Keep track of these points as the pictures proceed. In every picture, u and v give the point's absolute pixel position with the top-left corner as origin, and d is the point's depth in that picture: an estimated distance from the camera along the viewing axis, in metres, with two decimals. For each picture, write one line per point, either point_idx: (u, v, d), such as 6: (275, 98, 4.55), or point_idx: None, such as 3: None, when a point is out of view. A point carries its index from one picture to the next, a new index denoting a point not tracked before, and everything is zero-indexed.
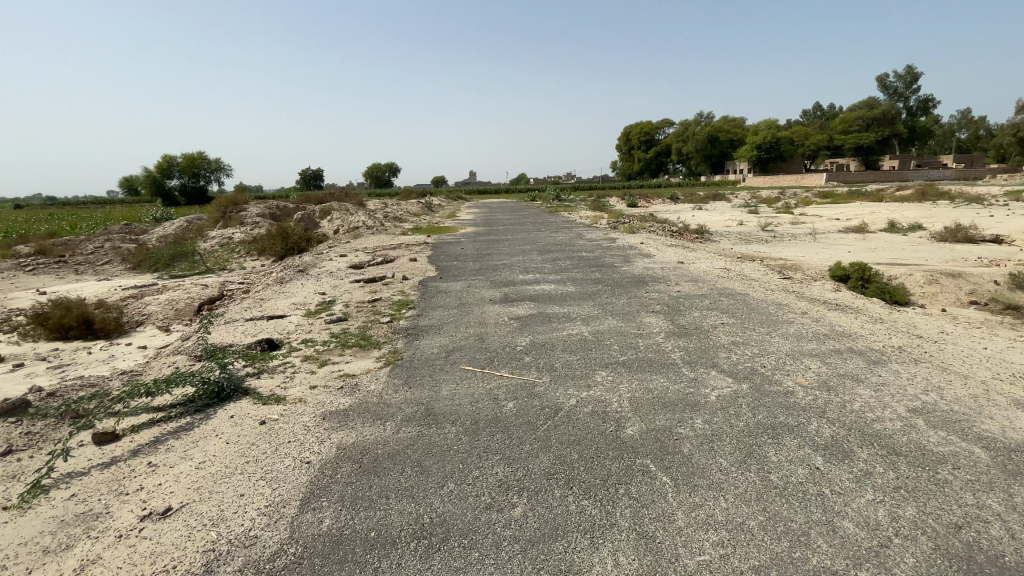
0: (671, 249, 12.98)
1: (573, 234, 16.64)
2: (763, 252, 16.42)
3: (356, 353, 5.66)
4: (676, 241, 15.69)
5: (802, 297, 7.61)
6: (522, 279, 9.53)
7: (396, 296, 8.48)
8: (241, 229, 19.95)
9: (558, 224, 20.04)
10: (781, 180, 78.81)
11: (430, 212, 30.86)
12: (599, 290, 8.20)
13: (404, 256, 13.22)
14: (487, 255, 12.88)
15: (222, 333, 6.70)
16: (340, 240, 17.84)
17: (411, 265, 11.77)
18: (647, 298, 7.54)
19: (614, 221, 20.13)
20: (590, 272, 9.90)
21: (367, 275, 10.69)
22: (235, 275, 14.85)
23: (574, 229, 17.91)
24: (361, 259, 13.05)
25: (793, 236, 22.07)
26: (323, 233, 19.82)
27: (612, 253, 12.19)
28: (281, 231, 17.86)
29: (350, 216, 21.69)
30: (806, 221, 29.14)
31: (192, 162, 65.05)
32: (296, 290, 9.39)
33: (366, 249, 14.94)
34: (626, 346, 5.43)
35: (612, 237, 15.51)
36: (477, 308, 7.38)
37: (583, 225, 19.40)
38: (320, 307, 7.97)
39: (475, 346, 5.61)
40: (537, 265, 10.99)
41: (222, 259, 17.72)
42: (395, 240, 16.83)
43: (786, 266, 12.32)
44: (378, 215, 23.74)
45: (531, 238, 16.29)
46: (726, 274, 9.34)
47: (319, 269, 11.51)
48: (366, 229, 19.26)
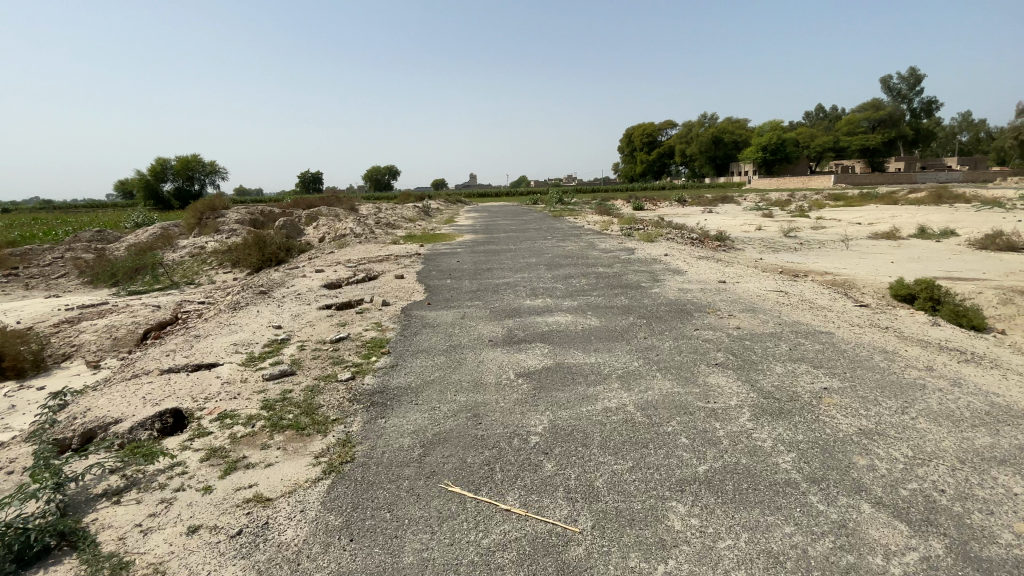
0: (704, 263, 11.07)
1: (584, 243, 14.73)
2: (798, 264, 14.50)
3: (288, 444, 3.76)
4: (701, 251, 13.77)
5: (905, 338, 5.68)
6: (532, 306, 7.60)
7: (369, 333, 6.56)
8: (215, 237, 18.08)
9: (565, 231, 18.12)
10: (789, 182, 76.94)
11: (427, 216, 29.05)
12: (633, 325, 6.27)
13: (390, 272, 11.30)
14: (487, 271, 10.96)
15: (119, 400, 4.84)
16: (323, 250, 15.97)
17: (395, 284, 9.84)
18: (700, 340, 5.62)
19: (628, 227, 18.17)
20: (615, 296, 7.95)
21: (340, 298, 8.77)
22: (199, 292, 12.99)
23: (584, 237, 15.99)
24: (339, 275, 11.13)
25: (821, 243, 20.14)
26: (306, 242, 17.97)
27: (635, 269, 10.27)
28: (257, 240, 15.98)
29: (338, 222, 19.81)
30: (830, 226, 27.15)
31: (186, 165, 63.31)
32: (245, 321, 7.48)
33: (349, 263, 13.03)
34: (701, 439, 3.52)
35: (630, 247, 13.61)
36: (473, 356, 5.43)
37: (593, 232, 17.50)
38: (267, 350, 6.09)
39: (467, 434, 3.67)
40: (547, 285, 9.05)
41: (191, 272, 15.87)
42: (383, 251, 14.91)
43: (839, 283, 10.41)
44: (369, 220, 21.86)
45: (537, 248, 14.36)
46: (787, 300, 7.41)
47: (286, 290, 9.62)
48: (353, 237, 17.39)
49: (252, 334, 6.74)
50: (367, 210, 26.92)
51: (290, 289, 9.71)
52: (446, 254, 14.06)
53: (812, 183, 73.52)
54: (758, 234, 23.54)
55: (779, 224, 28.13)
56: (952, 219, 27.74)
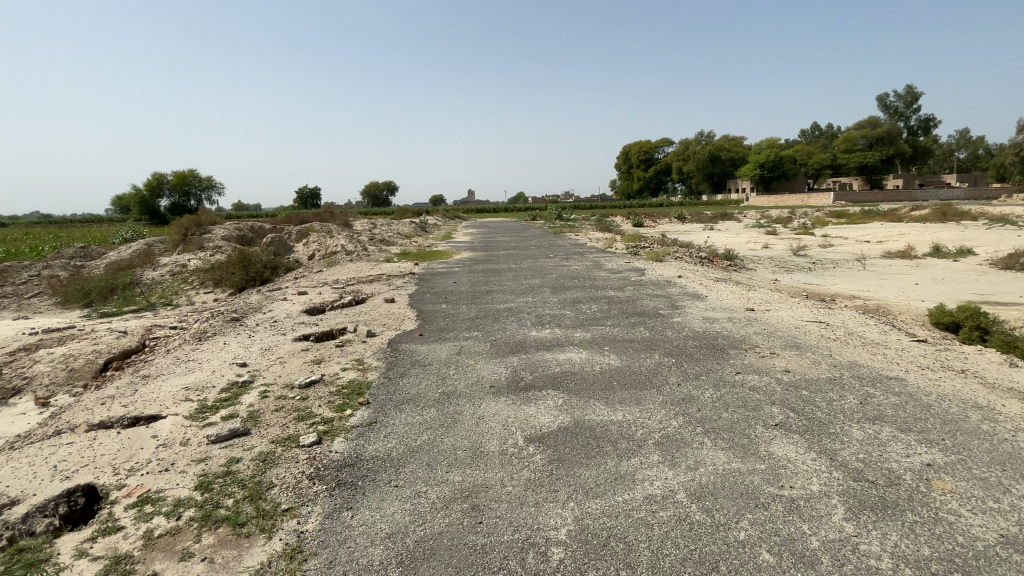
0: (723, 286, 10.16)
1: (589, 262, 13.80)
2: (817, 286, 13.59)
3: (218, 554, 2.74)
4: (716, 272, 12.87)
5: (991, 388, 4.73)
6: (540, 337, 6.59)
7: (348, 374, 5.53)
8: (198, 254, 17.06)
9: (568, 249, 17.24)
10: (787, 199, 76.75)
11: (423, 233, 28.19)
12: (662, 367, 5.26)
13: (380, 294, 10.29)
14: (486, 294, 9.99)
15: (22, 471, 3.80)
16: (311, 269, 15.00)
17: (385, 309, 8.82)
18: (749, 390, 4.62)
19: (634, 246, 17.29)
20: (633, 327, 6.94)
21: (321, 327, 7.75)
22: (173, 315, 11.95)
23: (589, 256, 15.07)
24: (324, 298, 10.11)
25: (835, 263, 19.32)
26: (295, 259, 16.99)
27: (651, 292, 9.30)
28: (241, 258, 15.00)
29: (330, 239, 18.85)
30: (839, 244, 26.34)
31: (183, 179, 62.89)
32: (208, 356, 6.44)
33: (337, 283, 12.04)
34: (792, 556, 2.53)
35: (640, 266, 12.70)
36: (471, 408, 4.41)
37: (598, 250, 16.62)
38: (225, 397, 5.06)
39: (461, 544, 2.65)
40: (554, 312, 8.08)
41: (170, 291, 14.83)
42: (375, 270, 13.95)
43: (873, 310, 9.49)
44: (363, 237, 20.95)
45: (539, 267, 13.44)
46: (834, 335, 6.43)
47: (263, 316, 8.62)
48: (344, 254, 16.44)
49: (211, 376, 5.71)
50: (361, 226, 26.03)
51: (266, 315, 8.67)
52: (443, 273, 13.08)
53: (812, 200, 73.35)
54: (767, 252, 22.68)
55: (787, 242, 27.26)
56: (964, 237, 27.03)
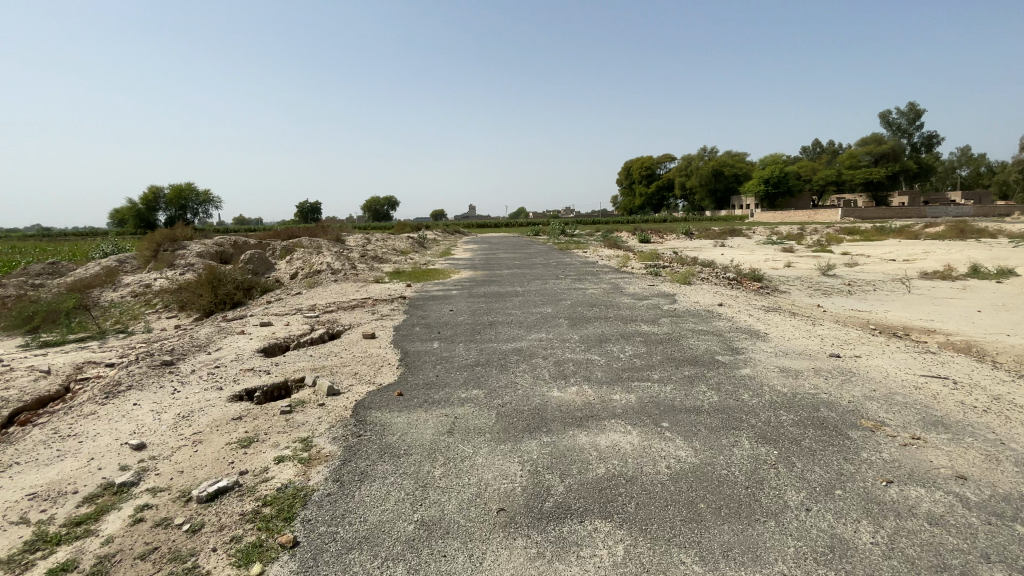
0: (778, 319, 8.31)
1: (606, 285, 11.97)
2: (869, 312, 11.77)
3: None
4: (754, 297, 11.07)
5: None
6: (565, 400, 4.70)
7: (282, 470, 3.67)
8: (166, 273, 15.25)
9: (580, 269, 15.48)
10: (794, 216, 75.33)
11: (420, 249, 26.48)
12: (767, 472, 3.40)
13: (360, 325, 8.42)
14: (489, 324, 8.15)
15: None
16: (289, 290, 13.20)
17: (362, 347, 6.96)
18: (930, 529, 2.85)
19: (652, 265, 15.49)
20: (692, 384, 5.06)
21: (273, 377, 5.89)
22: (117, 347, 10.09)
23: (605, 278, 13.25)
24: (291, 330, 8.25)
25: (871, 284, 17.54)
26: (274, 279, 15.21)
27: (693, 327, 7.45)
28: (209, 277, 13.18)
29: (315, 255, 17.07)
30: (866, 263, 24.53)
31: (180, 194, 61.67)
32: (100, 429, 4.60)
33: (313, 309, 10.20)
34: None
35: (667, 291, 10.88)
36: (464, 567, 2.53)
37: (613, 270, 14.83)
38: (80, 522, 3.22)
39: None
40: (577, 354, 6.23)
41: (127, 315, 12.99)
42: (361, 292, 12.11)
43: (967, 350, 7.66)
44: (353, 253, 19.19)
45: (550, 290, 11.62)
46: (976, 405, 4.61)
47: (205, 358, 6.77)
48: (329, 273, 14.65)
49: (84, 470, 3.86)
50: (354, 241, 24.27)
51: (210, 357, 6.82)
52: (439, 296, 11.20)
53: (820, 217, 71.90)
54: (792, 271, 20.84)
55: (811, 261, 25.41)
56: (997, 255, 25.23)
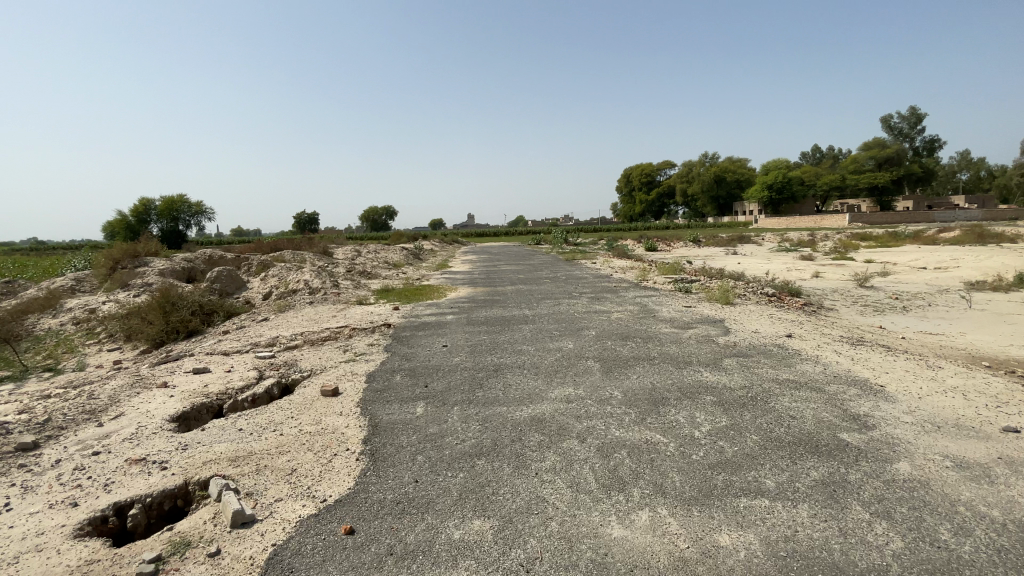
0: (875, 357, 6.27)
1: (630, 306, 9.96)
2: (950, 336, 9.77)
3: None
4: (815, 321, 9.07)
5: None
6: (637, 551, 2.66)
7: None
8: (119, 295, 13.24)
9: (594, 285, 13.50)
10: (799, 221, 73.82)
11: (415, 262, 24.49)
12: None
13: (324, 371, 6.40)
14: (494, 368, 6.09)
15: None
16: (255, 315, 11.17)
17: (316, 412, 4.93)
18: None
19: (677, 280, 13.48)
20: (839, 509, 3.04)
21: (171, 479, 3.90)
22: (25, 395, 8.04)
23: (628, 296, 11.24)
24: (232, 379, 6.25)
25: (920, 297, 15.56)
26: (242, 302, 13.20)
27: (774, 378, 5.45)
28: (160, 302, 11.18)
29: (294, 272, 15.05)
30: (899, 272, 22.50)
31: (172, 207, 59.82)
32: None
33: (274, 344, 8.19)
34: None
35: (710, 315, 8.87)
36: None
37: (633, 286, 12.83)
38: None
39: None
40: (627, 429, 4.18)
41: (61, 347, 10.95)
42: (339, 317, 10.10)
43: None
44: (338, 268, 17.18)
45: (565, 312, 9.58)
46: None
47: (92, 436, 4.77)
48: (305, 294, 12.64)
49: None
50: (343, 255, 22.27)
51: (102, 434, 4.83)
52: (432, 322, 9.17)
53: (825, 223, 70.45)
54: (824, 283, 18.88)
55: (838, 271, 23.41)
56: None
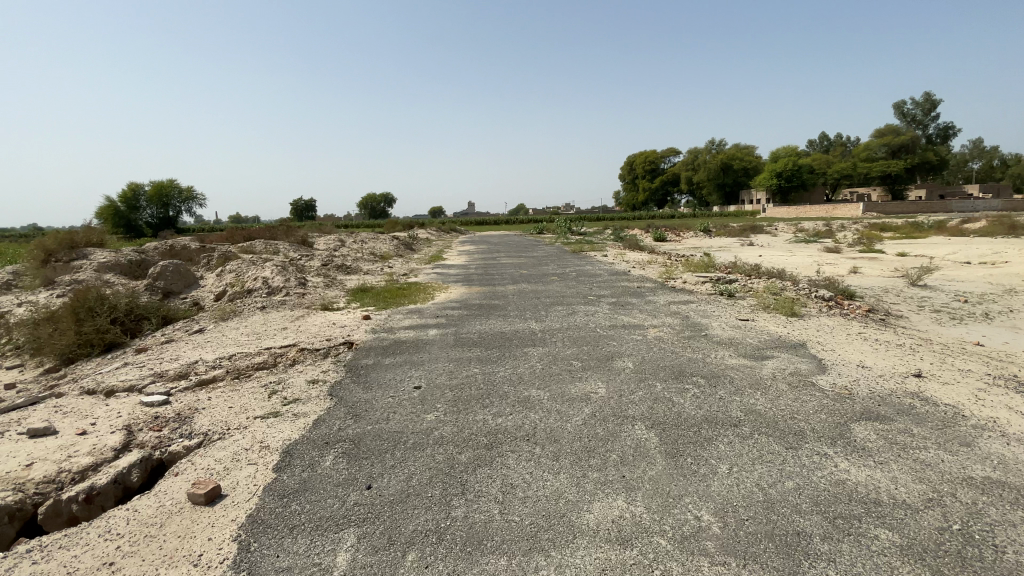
0: None
1: (668, 318, 7.63)
2: None
3: None
4: (917, 343, 6.78)
5: None
6: None
7: None
8: (38, 296, 10.93)
9: (613, 285, 11.21)
10: (809, 210, 71.41)
11: (405, 253, 22.18)
12: None
13: (223, 438, 4.14)
14: (487, 437, 3.80)
15: None
16: (190, 325, 8.91)
17: (154, 556, 2.70)
18: None
19: (712, 280, 11.16)
20: None
21: None
22: None
23: (660, 302, 8.94)
24: (75, 455, 4.00)
25: (991, 300, 13.26)
26: (187, 305, 10.93)
27: (967, 481, 3.15)
28: (72, 309, 8.91)
29: (255, 266, 12.71)
30: (944, 268, 20.15)
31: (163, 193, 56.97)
32: None
33: (185, 377, 5.92)
34: None
35: (784, 335, 6.54)
36: None
37: (661, 288, 10.52)
38: None
39: None
40: None
41: None
42: (291, 330, 7.81)
43: None
44: (312, 261, 14.87)
45: (583, 325, 7.30)
46: None
47: None
48: (261, 295, 10.36)
49: None
50: (324, 245, 19.94)
51: None
52: (407, 340, 6.87)
53: (837, 211, 68.14)
54: (868, 280, 16.57)
55: (875, 266, 21.07)
56: None
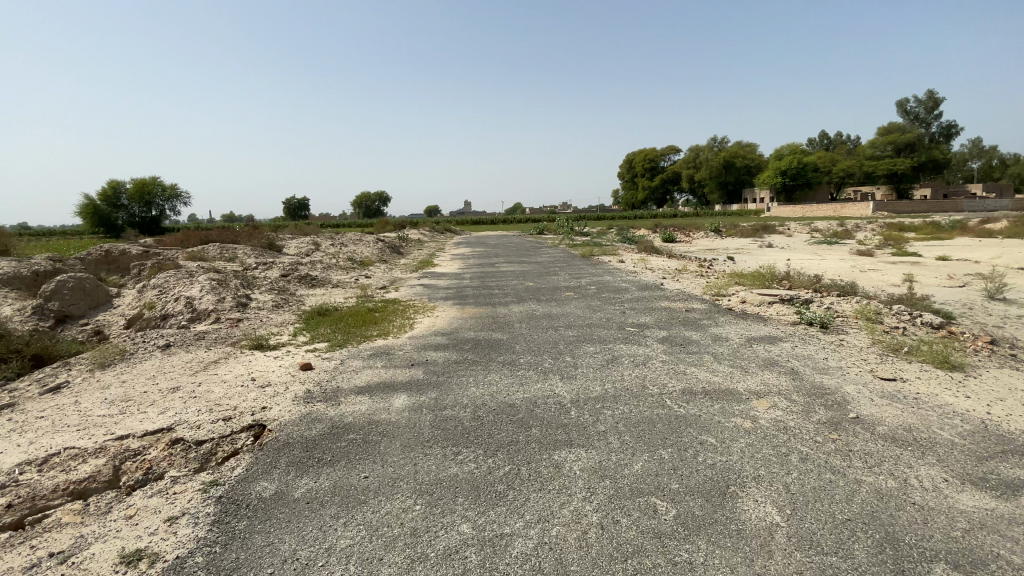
0: None
1: (767, 377, 4.90)
2: None
3: None
4: None
5: None
6: None
7: None
8: None
9: (653, 306, 8.51)
10: (816, 209, 69.18)
11: (391, 259, 19.41)
12: None
13: None
14: None
15: None
16: (56, 375, 6.09)
17: None
18: None
19: (781, 300, 8.49)
20: None
21: None
22: None
23: (734, 340, 6.20)
24: None
25: None
26: (84, 335, 8.11)
27: None
28: None
29: (189, 279, 9.90)
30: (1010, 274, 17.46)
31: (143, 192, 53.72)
32: None
33: None
34: None
35: (992, 426, 3.83)
36: None
37: (720, 313, 7.80)
38: None
39: None
40: None
41: None
42: (182, 393, 5.06)
43: None
44: (270, 271, 12.08)
45: (641, 390, 4.58)
46: None
47: None
48: (177, 327, 7.60)
49: None
50: (294, 250, 17.14)
51: None
52: (352, 422, 4.11)
53: (843, 212, 65.79)
54: (938, 291, 13.94)
55: (930, 273, 18.33)
56: None
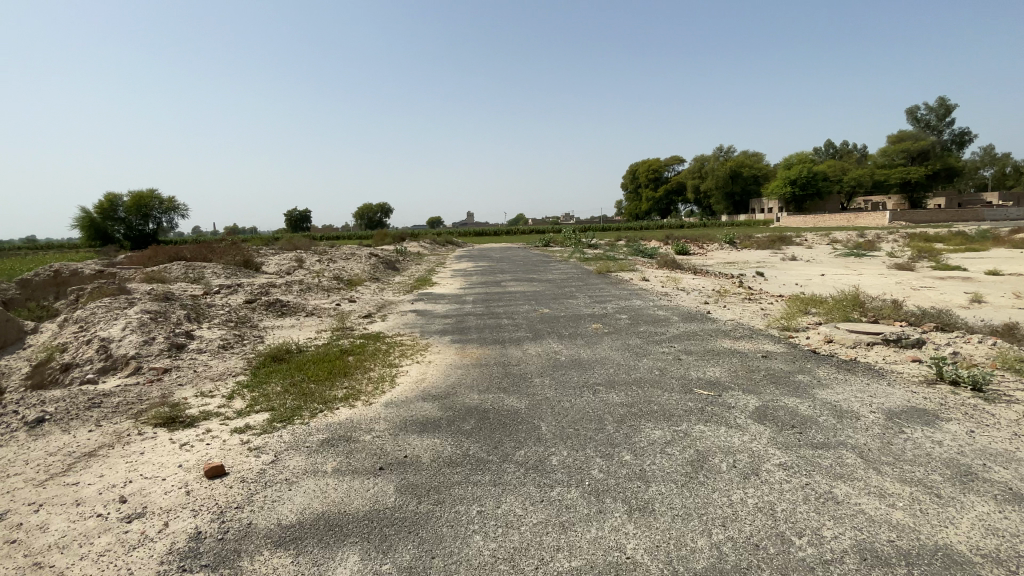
0: None
1: (988, 516, 2.82)
2: None
3: None
4: None
5: None
6: None
7: None
8: None
9: (715, 349, 6.41)
10: (829, 218, 67.09)
11: (385, 277, 17.40)
12: None
13: None
14: None
15: None
16: None
17: None
18: None
19: (883, 341, 6.42)
20: None
21: None
22: None
23: (870, 419, 4.12)
24: None
25: None
26: None
27: None
28: None
29: (122, 310, 7.91)
30: None
31: (137, 203, 52.05)
32: None
33: None
34: None
35: None
36: None
37: (813, 363, 5.73)
38: None
39: None
40: None
41: None
42: None
43: None
44: (233, 297, 10.08)
45: (783, 552, 2.51)
46: None
47: None
48: (76, 385, 5.58)
49: None
50: (274, 268, 15.16)
51: None
52: None
53: (858, 222, 63.52)
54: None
55: (994, 290, 16.12)
56: None
